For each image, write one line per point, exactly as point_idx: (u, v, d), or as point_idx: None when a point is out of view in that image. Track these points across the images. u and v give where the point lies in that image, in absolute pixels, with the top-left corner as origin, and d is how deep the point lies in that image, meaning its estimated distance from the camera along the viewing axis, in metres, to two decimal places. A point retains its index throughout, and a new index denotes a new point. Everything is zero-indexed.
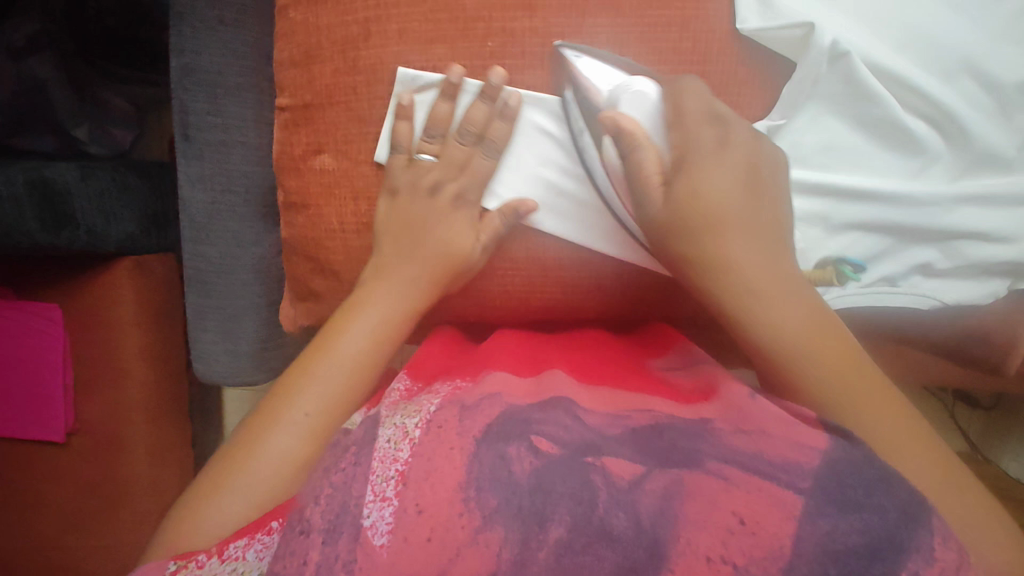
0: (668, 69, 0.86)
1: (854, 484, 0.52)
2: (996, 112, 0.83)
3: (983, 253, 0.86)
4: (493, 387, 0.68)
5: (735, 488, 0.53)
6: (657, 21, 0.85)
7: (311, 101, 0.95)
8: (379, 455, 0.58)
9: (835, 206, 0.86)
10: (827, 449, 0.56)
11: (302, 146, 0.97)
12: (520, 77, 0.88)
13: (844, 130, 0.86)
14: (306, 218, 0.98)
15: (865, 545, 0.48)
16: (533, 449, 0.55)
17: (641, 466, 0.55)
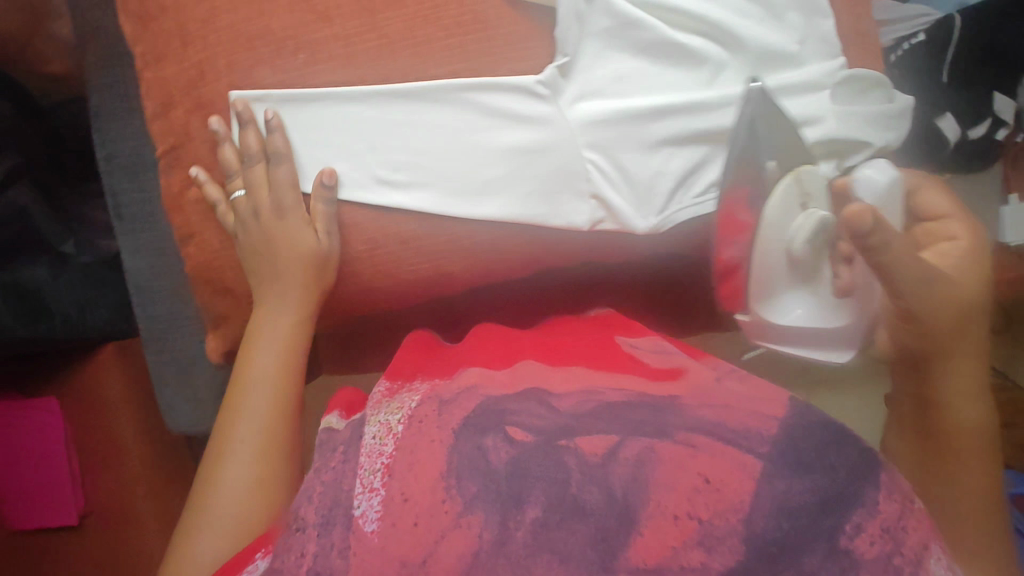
0: (470, 51, 0.81)
1: (806, 447, 0.56)
2: (763, 14, 0.82)
3: (814, 140, 0.82)
4: (469, 380, 0.71)
5: (699, 452, 0.56)
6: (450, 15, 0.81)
7: (176, 143, 0.88)
8: (365, 453, 0.65)
9: (640, 130, 0.79)
10: (785, 418, 0.59)
11: (179, 184, 0.89)
12: (327, 79, 0.81)
13: (627, 60, 0.81)
14: (201, 253, 0.90)
15: (820, 500, 0.53)
16: (506, 437, 0.60)
17: (612, 435, 0.59)
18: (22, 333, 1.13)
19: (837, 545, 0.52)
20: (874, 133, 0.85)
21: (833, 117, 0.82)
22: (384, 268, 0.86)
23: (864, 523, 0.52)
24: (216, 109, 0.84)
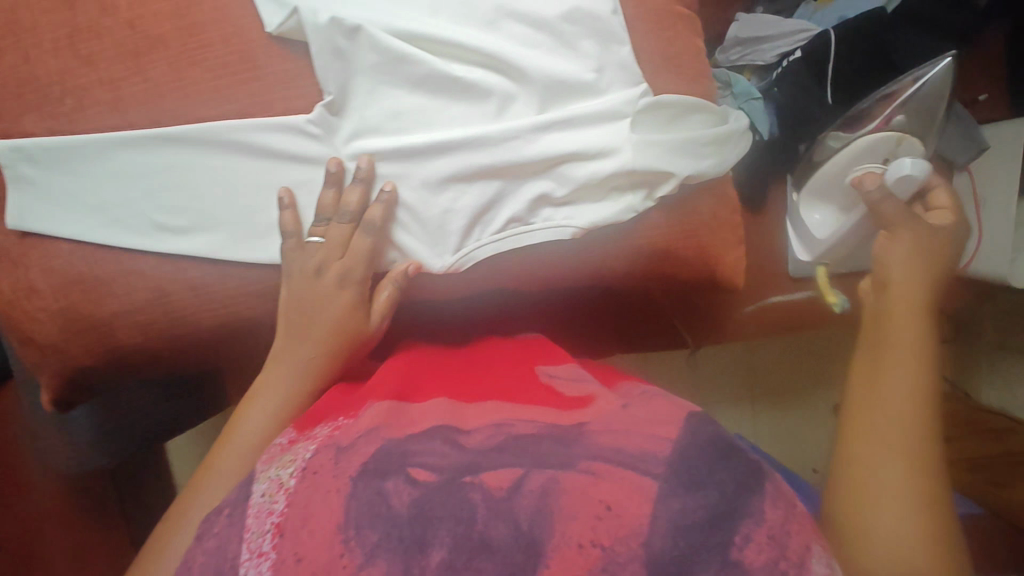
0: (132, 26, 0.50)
1: (698, 463, 0.37)
2: (561, 46, 0.53)
3: (581, 166, 0.53)
4: (378, 417, 0.45)
5: (601, 478, 0.37)
6: None
7: None
8: (249, 513, 0.38)
9: (412, 174, 0.52)
10: (680, 439, 0.39)
11: None
12: None
13: (401, 94, 0.51)
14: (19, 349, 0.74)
15: (710, 521, 0.35)
16: (407, 479, 0.37)
17: (518, 464, 0.38)
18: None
19: (728, 562, 0.34)
20: (719, 160, 0.59)
21: (621, 144, 0.53)
22: (202, 318, 0.55)
23: (753, 530, 0.35)
24: None
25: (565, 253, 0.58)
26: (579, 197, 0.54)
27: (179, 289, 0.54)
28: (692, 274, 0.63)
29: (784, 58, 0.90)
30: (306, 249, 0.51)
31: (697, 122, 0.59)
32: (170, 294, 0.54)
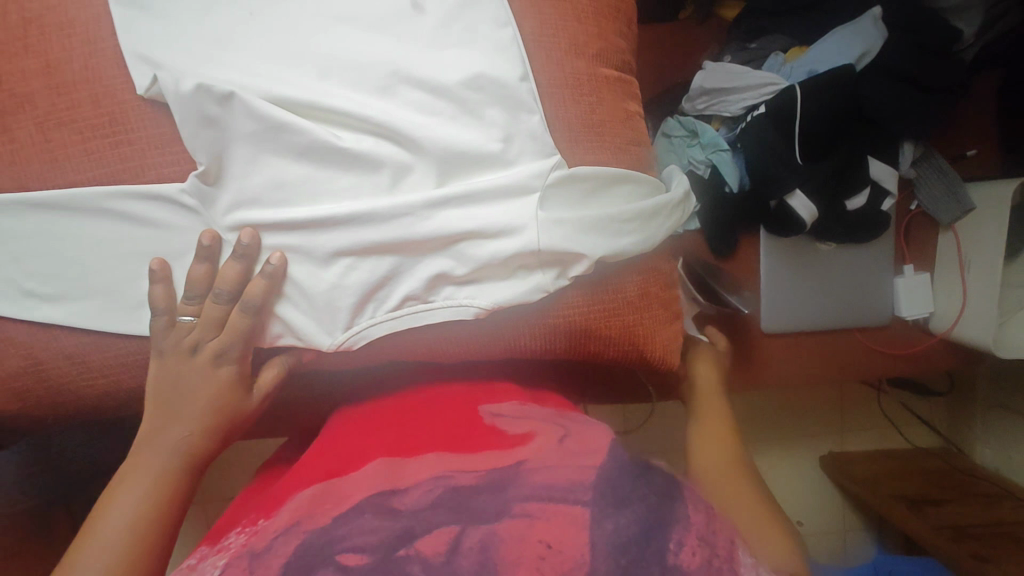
0: (16, 82, 0.47)
1: (625, 473, 0.39)
2: (462, 116, 0.49)
3: (480, 242, 0.49)
4: (291, 511, 0.42)
5: (536, 518, 0.37)
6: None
7: None
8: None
9: (301, 245, 0.49)
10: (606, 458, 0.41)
11: None
12: None
13: (285, 163, 0.48)
14: None
15: (648, 530, 0.35)
16: (336, 568, 0.35)
17: (451, 521, 0.37)
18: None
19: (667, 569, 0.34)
20: (643, 236, 0.54)
21: (527, 222, 0.49)
22: (81, 388, 0.53)
23: (685, 534, 0.36)
24: None
25: (472, 334, 0.54)
26: (482, 274, 0.50)
27: (53, 357, 0.51)
28: (620, 354, 0.58)
29: (751, 111, 0.87)
30: (178, 327, 0.49)
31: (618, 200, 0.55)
32: (45, 363, 0.52)
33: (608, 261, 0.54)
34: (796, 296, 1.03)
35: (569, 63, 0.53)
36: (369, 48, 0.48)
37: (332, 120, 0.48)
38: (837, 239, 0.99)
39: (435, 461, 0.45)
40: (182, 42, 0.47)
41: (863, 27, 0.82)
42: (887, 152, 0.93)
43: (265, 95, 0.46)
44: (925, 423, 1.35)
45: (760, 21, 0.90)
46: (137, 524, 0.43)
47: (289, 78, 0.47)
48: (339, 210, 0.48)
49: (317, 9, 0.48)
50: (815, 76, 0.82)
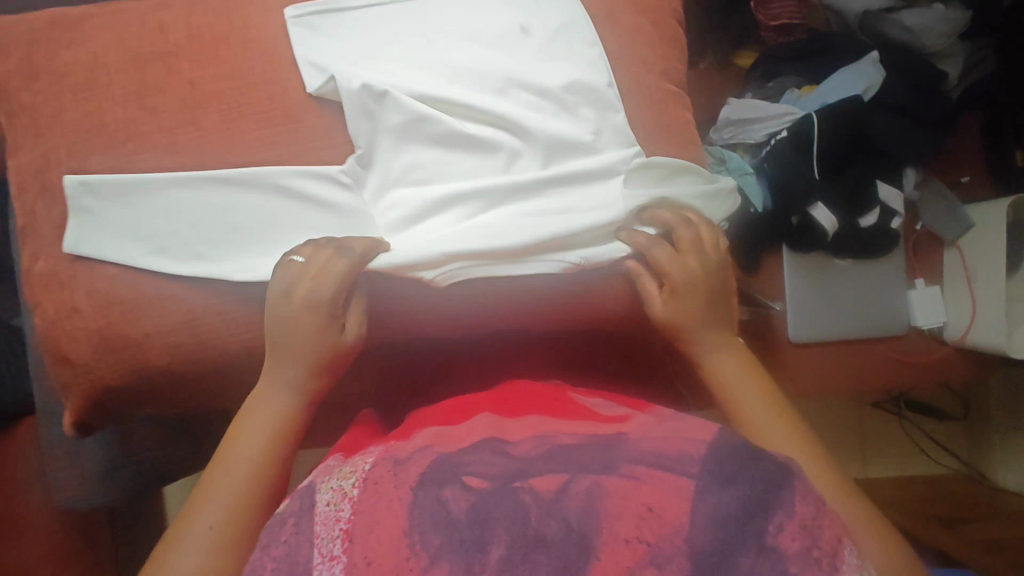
0: (214, 76, 0.59)
1: (733, 462, 0.43)
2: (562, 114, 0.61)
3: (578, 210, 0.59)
4: (423, 439, 0.51)
5: (643, 481, 0.42)
6: (203, 30, 0.60)
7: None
8: (319, 520, 0.43)
9: (430, 213, 0.58)
10: (713, 440, 0.45)
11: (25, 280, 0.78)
12: None
13: (422, 147, 0.59)
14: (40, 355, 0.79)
15: (745, 509, 0.40)
16: (462, 486, 0.42)
17: (562, 470, 0.43)
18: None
19: (766, 547, 0.38)
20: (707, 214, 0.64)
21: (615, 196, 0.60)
22: (225, 342, 0.60)
23: (786, 521, 0.40)
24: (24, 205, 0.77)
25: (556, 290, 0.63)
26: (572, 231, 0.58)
27: (204, 312, 0.60)
28: None
29: (773, 136, 1.00)
30: (288, 266, 0.54)
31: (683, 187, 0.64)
32: (200, 318, 0.60)
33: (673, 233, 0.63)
34: (822, 303, 1.12)
35: (640, 76, 0.65)
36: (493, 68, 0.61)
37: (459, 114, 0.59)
38: (852, 254, 1.08)
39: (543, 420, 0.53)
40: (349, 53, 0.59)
41: (865, 67, 0.98)
42: (893, 176, 1.02)
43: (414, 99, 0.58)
44: (947, 450, 1.33)
45: (775, 64, 1.05)
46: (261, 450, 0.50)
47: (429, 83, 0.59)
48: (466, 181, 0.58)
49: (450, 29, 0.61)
50: (829, 105, 0.96)
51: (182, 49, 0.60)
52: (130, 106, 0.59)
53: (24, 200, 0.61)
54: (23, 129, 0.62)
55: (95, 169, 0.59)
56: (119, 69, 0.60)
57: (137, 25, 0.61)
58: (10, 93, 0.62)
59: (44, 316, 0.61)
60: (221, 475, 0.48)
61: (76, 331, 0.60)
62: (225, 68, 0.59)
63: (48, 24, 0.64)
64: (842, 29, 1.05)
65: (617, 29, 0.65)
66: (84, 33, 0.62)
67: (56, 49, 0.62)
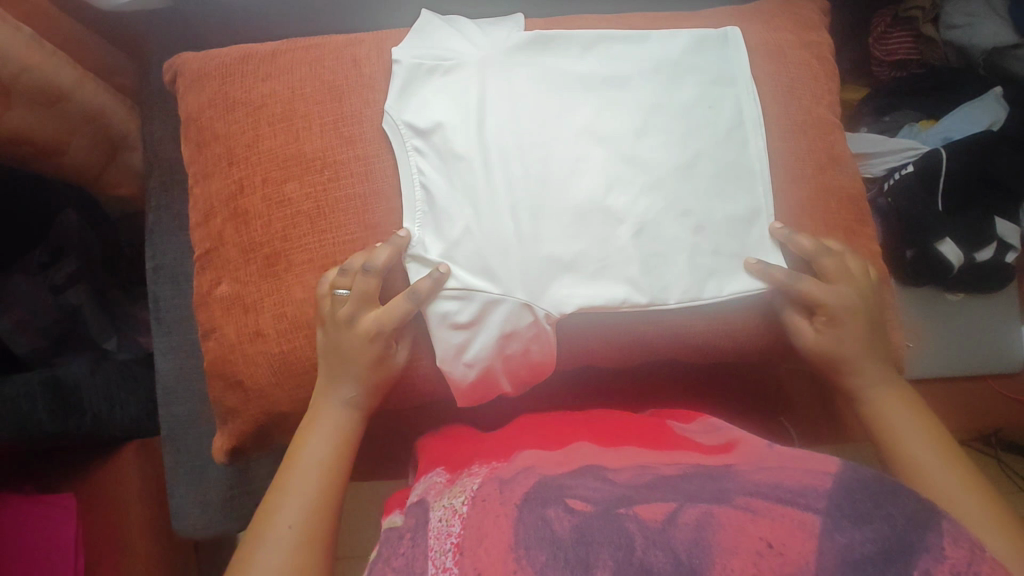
0: (432, 96, 0.63)
1: (861, 498, 0.46)
2: (679, 176, 0.62)
3: (653, 216, 0.61)
4: (527, 461, 0.56)
5: (758, 514, 0.45)
6: (426, 54, 0.64)
7: (202, 219, 0.67)
8: (432, 534, 0.50)
9: (570, 103, 0.63)
10: (838, 473, 0.48)
11: (207, 277, 0.67)
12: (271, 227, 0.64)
13: (604, 106, 0.63)
14: (216, 348, 0.66)
15: (883, 554, 0.42)
16: (566, 508, 0.48)
17: (669, 499, 0.47)
18: (48, 429, 0.93)
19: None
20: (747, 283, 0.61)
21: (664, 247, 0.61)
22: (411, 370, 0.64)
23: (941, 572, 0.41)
24: (205, 173, 0.68)
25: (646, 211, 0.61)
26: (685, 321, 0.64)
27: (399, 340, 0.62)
28: None
29: (897, 170, 1.01)
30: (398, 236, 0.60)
31: (841, 222, 0.65)
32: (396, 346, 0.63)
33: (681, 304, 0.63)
34: (945, 332, 1.09)
35: (810, 107, 0.66)
36: (659, 123, 0.63)
37: (614, 109, 0.63)
38: (961, 288, 1.05)
39: (657, 450, 0.58)
40: (553, 81, 0.64)
41: (989, 101, 0.99)
42: (1010, 212, 1.00)
43: (551, 117, 0.62)
44: None
45: (890, 99, 1.07)
46: (327, 460, 0.58)
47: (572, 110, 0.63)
48: (567, 217, 0.61)
49: (675, 86, 0.64)
50: (955, 142, 0.97)
51: (377, 83, 0.65)
52: (328, 136, 0.64)
53: (212, 226, 0.66)
54: (215, 158, 0.67)
55: (312, 183, 0.63)
56: (317, 100, 0.65)
57: (330, 60, 0.66)
58: (204, 123, 0.68)
59: (223, 339, 0.65)
60: (301, 472, 0.57)
61: (255, 355, 0.64)
62: (412, 102, 0.63)
63: (239, 59, 0.69)
64: (963, 62, 1.06)
65: (789, 65, 0.67)
66: (277, 66, 0.67)
67: (247, 82, 0.67)
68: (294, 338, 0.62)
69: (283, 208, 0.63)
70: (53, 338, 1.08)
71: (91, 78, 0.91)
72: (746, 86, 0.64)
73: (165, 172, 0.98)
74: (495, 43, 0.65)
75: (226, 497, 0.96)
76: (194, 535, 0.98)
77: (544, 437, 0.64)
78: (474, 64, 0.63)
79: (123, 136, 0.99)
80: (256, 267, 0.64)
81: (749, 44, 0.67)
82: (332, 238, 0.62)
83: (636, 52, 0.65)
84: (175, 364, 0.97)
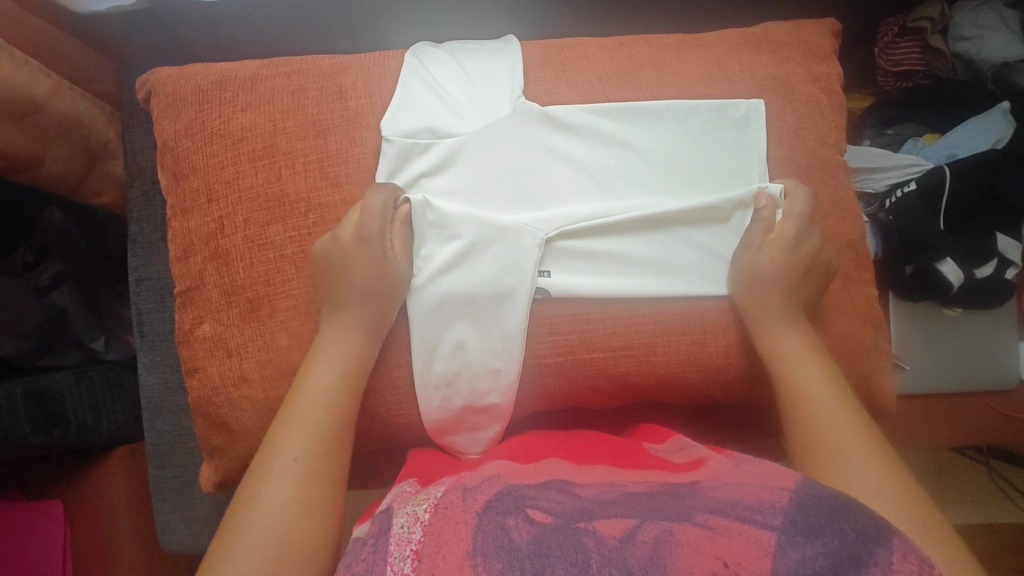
0: (427, 136, 0.60)
1: (815, 512, 0.42)
2: (683, 249, 0.60)
3: (645, 282, 0.59)
4: (490, 471, 0.54)
5: (718, 532, 0.42)
6: (418, 88, 0.62)
7: (182, 257, 0.65)
8: (392, 541, 0.46)
9: (575, 179, 0.60)
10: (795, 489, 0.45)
11: (188, 319, 0.65)
12: (256, 254, 0.61)
13: (609, 177, 0.61)
14: (200, 388, 0.64)
15: (834, 568, 0.38)
16: (526, 518, 0.44)
17: (629, 516, 0.44)
18: (31, 441, 0.91)
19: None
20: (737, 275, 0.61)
21: (653, 270, 0.60)
22: (391, 415, 0.62)
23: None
24: (183, 203, 0.64)
25: (648, 284, 0.59)
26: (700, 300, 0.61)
27: (379, 386, 0.61)
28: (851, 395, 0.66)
29: (898, 187, 0.98)
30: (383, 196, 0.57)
31: (842, 267, 0.63)
32: (376, 391, 0.61)
33: (667, 294, 0.60)
34: (943, 342, 1.07)
35: (816, 146, 0.63)
36: (660, 186, 0.61)
37: (621, 181, 0.61)
38: (960, 305, 1.02)
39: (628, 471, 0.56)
40: (552, 156, 0.60)
41: (995, 117, 0.96)
42: (1013, 229, 0.98)
43: (548, 198, 0.60)
44: None
45: (894, 111, 1.05)
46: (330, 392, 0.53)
47: (572, 193, 0.60)
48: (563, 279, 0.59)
49: (678, 131, 0.61)
50: (959, 160, 0.95)
51: (364, 118, 0.62)
52: (312, 174, 0.61)
53: (192, 264, 0.64)
54: (192, 191, 0.64)
55: (297, 225, 0.60)
56: (299, 135, 0.61)
57: (313, 90, 0.63)
58: (180, 153, 0.64)
59: (205, 380, 0.64)
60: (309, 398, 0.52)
61: (239, 400, 0.62)
62: (407, 181, 0.60)
63: (217, 84, 0.65)
64: (971, 76, 1.02)
65: (796, 101, 0.63)
66: (258, 95, 0.64)
67: (227, 111, 0.64)
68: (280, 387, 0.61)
69: (266, 251, 0.61)
70: (38, 339, 1.05)
71: (67, 86, 0.87)
72: (760, 177, 0.61)
73: (146, 183, 0.94)
74: (497, 88, 0.62)
75: (212, 512, 0.96)
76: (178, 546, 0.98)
77: (526, 445, 0.63)
78: (476, 130, 0.60)
79: (103, 144, 0.95)
80: (239, 311, 0.61)
81: (753, 80, 0.63)
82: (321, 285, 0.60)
83: (648, 104, 0.61)
84: (161, 381, 0.95)
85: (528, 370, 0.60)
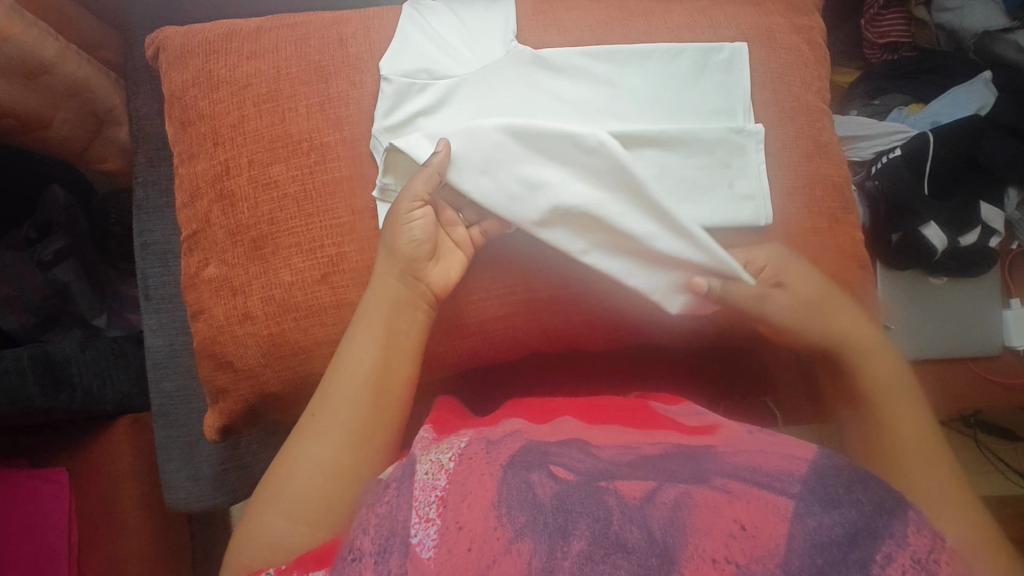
0: (425, 76, 0.63)
1: (834, 483, 0.42)
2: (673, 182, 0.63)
3: None
4: (510, 426, 0.53)
5: (735, 497, 0.41)
6: (416, 34, 0.64)
7: (188, 202, 0.67)
8: (416, 485, 0.44)
9: (565, 115, 0.63)
10: (816, 460, 0.45)
11: (195, 262, 0.67)
12: (260, 194, 0.63)
13: (601, 111, 0.63)
14: (207, 328, 0.66)
15: (851, 539, 0.38)
16: (550, 474, 0.43)
17: (648, 479, 0.43)
18: (38, 404, 0.92)
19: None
20: (728, 205, 0.62)
21: None
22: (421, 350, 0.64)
23: (895, 552, 0.37)
24: (191, 150, 0.66)
25: None
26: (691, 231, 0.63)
27: None
28: None
29: (884, 154, 1.01)
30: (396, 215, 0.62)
31: (827, 209, 0.65)
32: None
33: None
34: (929, 312, 1.09)
35: (799, 93, 0.66)
36: (649, 121, 0.63)
37: (611, 116, 0.63)
38: (950, 274, 1.05)
39: (634, 422, 0.56)
40: (543, 92, 0.63)
41: (977, 86, 0.99)
42: (996, 196, 1.00)
43: None
44: None
45: (878, 83, 1.09)
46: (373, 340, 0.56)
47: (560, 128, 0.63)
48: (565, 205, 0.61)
49: (666, 73, 0.64)
50: (942, 126, 0.98)
51: (364, 64, 0.64)
52: (315, 116, 0.63)
53: (198, 207, 0.66)
54: (200, 137, 0.66)
55: (300, 164, 0.63)
56: (303, 80, 0.64)
57: (316, 39, 0.65)
58: (189, 101, 0.67)
59: (212, 320, 0.66)
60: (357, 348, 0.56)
61: (244, 336, 0.64)
62: (406, 118, 0.62)
63: (223, 36, 0.68)
64: (953, 45, 1.05)
65: (779, 50, 0.66)
66: (263, 44, 0.66)
67: (232, 60, 0.66)
68: (285, 319, 0.63)
69: (270, 190, 0.63)
70: (43, 313, 1.07)
71: (74, 50, 0.89)
72: (745, 116, 0.64)
73: (152, 149, 0.97)
74: (493, 34, 0.65)
75: (217, 472, 0.97)
76: (183, 505, 0.98)
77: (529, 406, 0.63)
78: (470, 72, 0.63)
79: (110, 110, 0.97)
80: (244, 250, 0.64)
81: (739, 29, 0.66)
82: (321, 222, 0.62)
83: (635, 45, 0.64)
84: (165, 342, 0.97)
85: (518, 305, 0.63)
